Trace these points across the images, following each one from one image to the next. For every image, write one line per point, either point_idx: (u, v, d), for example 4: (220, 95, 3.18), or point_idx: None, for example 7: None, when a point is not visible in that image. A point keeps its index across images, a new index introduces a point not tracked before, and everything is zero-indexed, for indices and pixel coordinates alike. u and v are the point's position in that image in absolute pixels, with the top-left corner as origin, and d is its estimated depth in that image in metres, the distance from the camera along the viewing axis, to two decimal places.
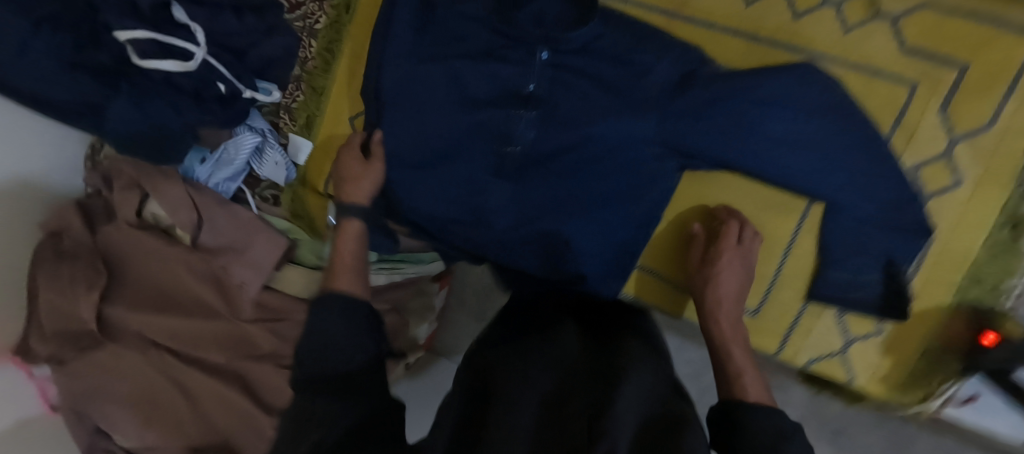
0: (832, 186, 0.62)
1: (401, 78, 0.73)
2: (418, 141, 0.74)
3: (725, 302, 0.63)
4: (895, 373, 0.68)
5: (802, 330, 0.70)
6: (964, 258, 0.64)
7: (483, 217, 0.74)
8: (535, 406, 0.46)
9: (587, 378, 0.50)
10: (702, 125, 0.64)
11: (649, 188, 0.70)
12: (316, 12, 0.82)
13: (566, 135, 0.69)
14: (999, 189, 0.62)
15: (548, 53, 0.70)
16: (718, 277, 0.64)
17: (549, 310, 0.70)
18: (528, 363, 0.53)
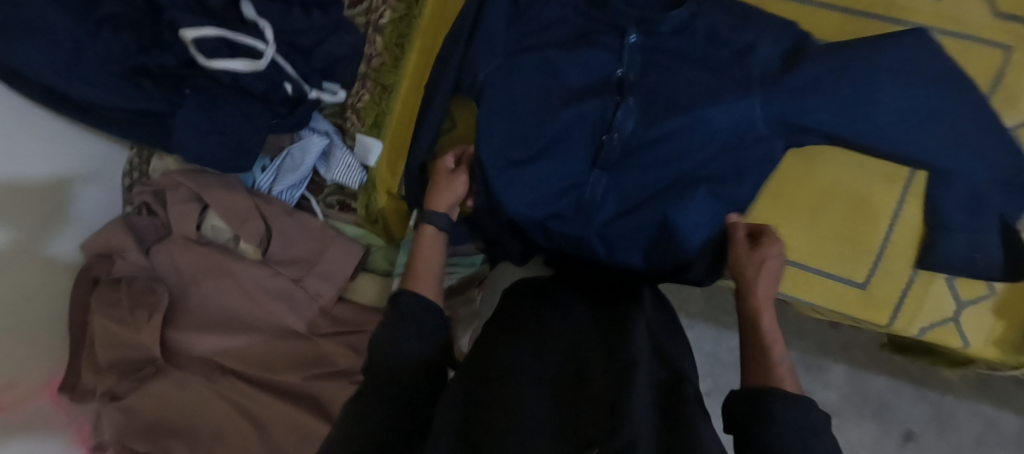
0: (947, 153, 0.62)
1: (495, 74, 0.70)
2: (512, 134, 0.70)
3: (763, 296, 0.62)
4: (1008, 335, 0.68)
5: (915, 298, 0.70)
6: None
7: (584, 208, 0.72)
8: (548, 401, 0.48)
9: (601, 365, 0.51)
10: (822, 99, 0.61)
11: (738, 178, 0.69)
12: (381, 7, 0.80)
13: (672, 119, 0.66)
14: None
15: (637, 36, 0.68)
16: (763, 265, 0.64)
17: (560, 296, 0.70)
18: (542, 361, 0.54)
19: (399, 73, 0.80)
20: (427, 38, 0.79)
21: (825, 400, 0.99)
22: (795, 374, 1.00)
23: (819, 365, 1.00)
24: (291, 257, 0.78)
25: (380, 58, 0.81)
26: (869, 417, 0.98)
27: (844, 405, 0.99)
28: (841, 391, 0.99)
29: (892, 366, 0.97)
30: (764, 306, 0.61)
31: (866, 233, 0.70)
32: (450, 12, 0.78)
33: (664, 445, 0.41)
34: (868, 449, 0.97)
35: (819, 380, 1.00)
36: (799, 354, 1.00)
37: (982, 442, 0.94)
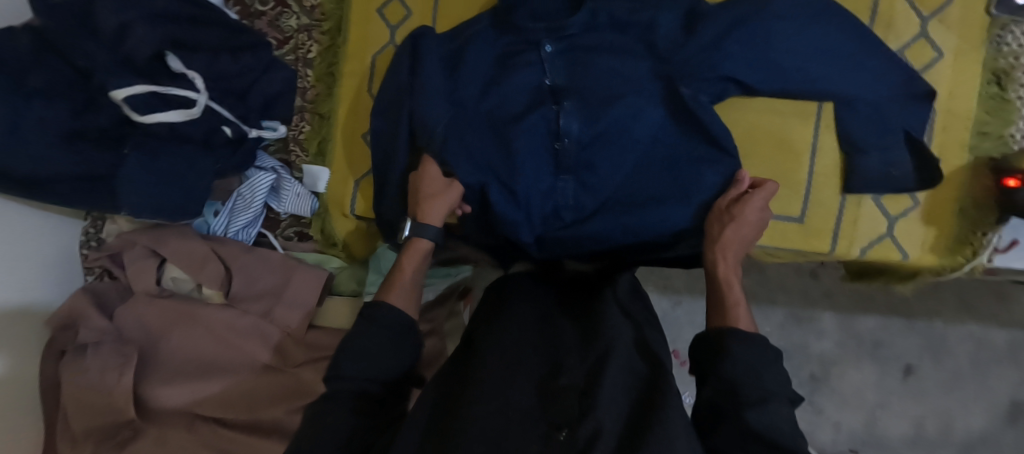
0: (841, 81, 0.68)
1: (444, 122, 0.73)
2: (465, 145, 0.73)
3: (735, 245, 0.65)
4: (941, 239, 0.72)
5: (849, 222, 0.74)
6: (966, 117, 0.70)
7: (557, 212, 0.74)
8: (531, 386, 0.51)
9: (576, 351, 0.55)
10: (723, 56, 0.68)
11: (698, 176, 0.73)
12: (307, 42, 0.84)
13: (606, 108, 0.72)
14: (975, 52, 0.69)
15: (552, 45, 0.73)
16: (742, 219, 0.66)
17: (528, 284, 0.70)
18: (516, 344, 0.57)
19: (334, 99, 0.84)
20: (356, 63, 0.83)
21: (820, 351, 1.02)
22: (786, 330, 1.03)
23: (809, 317, 1.03)
24: (260, 294, 0.80)
25: (316, 89, 0.85)
26: (865, 358, 1.01)
27: (840, 352, 1.02)
28: (835, 338, 1.02)
29: (878, 305, 1.01)
30: (721, 256, 0.64)
31: (792, 169, 0.74)
32: (374, 36, 0.82)
33: (637, 424, 0.45)
34: (872, 388, 1.00)
35: (811, 331, 1.03)
36: (786, 311, 1.03)
37: (977, 361, 0.97)
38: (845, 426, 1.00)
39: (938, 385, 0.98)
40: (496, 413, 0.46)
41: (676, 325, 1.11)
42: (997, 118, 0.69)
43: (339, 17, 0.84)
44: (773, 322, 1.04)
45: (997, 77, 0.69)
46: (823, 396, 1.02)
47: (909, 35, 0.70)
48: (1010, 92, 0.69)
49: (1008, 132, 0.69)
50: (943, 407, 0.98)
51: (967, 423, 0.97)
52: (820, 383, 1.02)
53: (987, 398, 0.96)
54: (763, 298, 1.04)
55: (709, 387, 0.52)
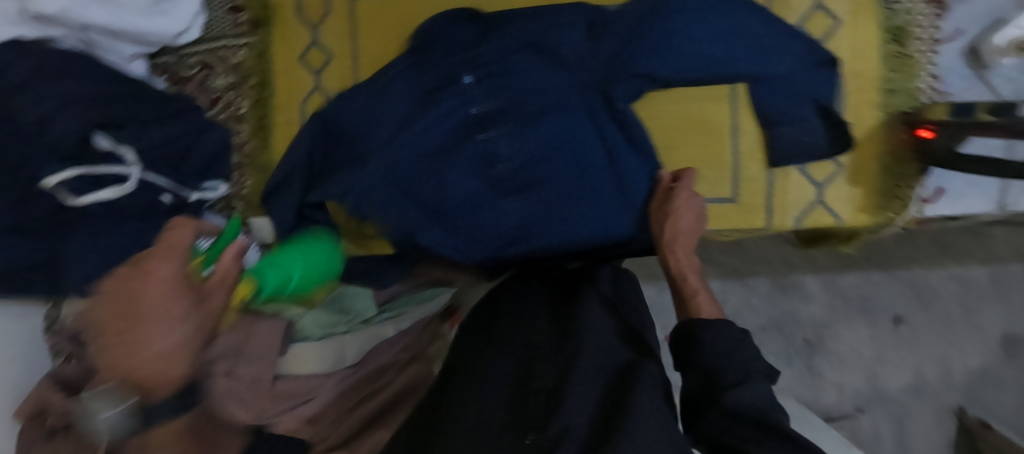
0: (745, 62, 0.69)
1: (367, 190, 0.74)
2: (403, 175, 0.76)
3: (686, 234, 0.69)
4: (869, 197, 0.74)
5: (780, 193, 0.75)
6: (874, 77, 0.72)
7: (516, 239, 0.80)
8: (504, 392, 0.52)
9: (550, 349, 0.56)
10: (630, 55, 0.71)
11: (634, 177, 0.78)
12: (236, 99, 0.86)
13: (532, 127, 0.76)
14: (871, 14, 0.72)
15: (469, 76, 0.75)
16: (678, 213, 0.71)
17: (517, 284, 0.73)
18: (495, 355, 0.58)
19: (271, 151, 0.86)
20: (285, 112, 0.85)
21: (809, 315, 1.14)
22: (775, 299, 1.14)
23: (793, 283, 1.14)
24: None
25: (250, 144, 0.86)
26: (855, 315, 1.14)
27: (829, 315, 1.15)
28: (822, 301, 1.14)
29: (859, 263, 1.13)
30: (673, 249, 0.69)
31: (718, 150, 0.76)
32: (299, 84, 0.84)
33: (603, 417, 0.47)
34: (864, 344, 1.14)
35: (798, 296, 1.15)
36: (772, 280, 1.14)
37: (961, 300, 1.12)
38: (846, 385, 1.14)
39: (927, 328, 1.12)
40: (477, 427, 0.48)
41: (664, 311, 1.12)
42: (904, 74, 0.72)
43: (262, 71, 0.85)
44: (761, 293, 1.15)
45: (895, 35, 0.71)
46: (821, 359, 1.14)
47: (805, 7, 0.73)
48: (911, 48, 0.71)
49: (915, 85, 0.72)
50: (939, 352, 1.12)
51: (966, 363, 1.11)
52: (815, 348, 1.15)
53: (981, 335, 1.11)
54: (745, 271, 1.14)
55: (691, 377, 0.53)
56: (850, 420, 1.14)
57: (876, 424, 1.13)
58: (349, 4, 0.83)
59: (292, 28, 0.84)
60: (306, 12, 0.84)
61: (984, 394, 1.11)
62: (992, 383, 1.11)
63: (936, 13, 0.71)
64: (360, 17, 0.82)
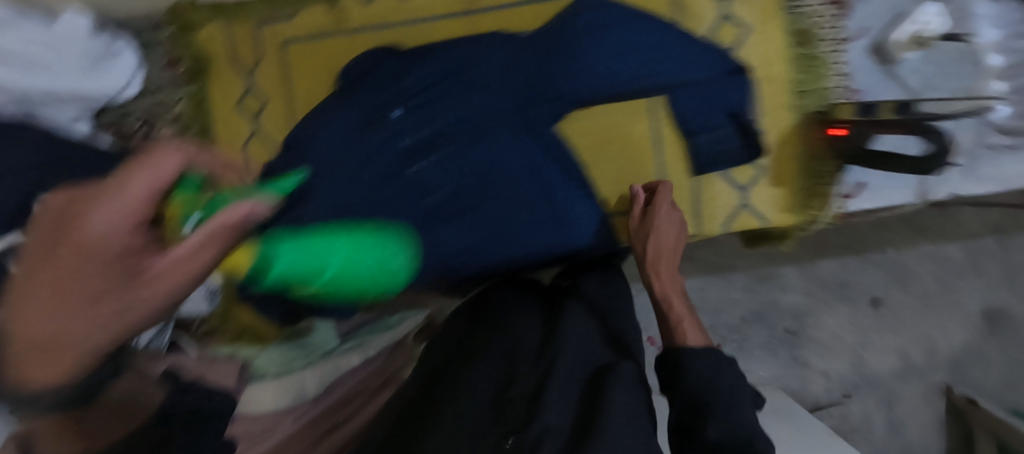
0: (657, 77, 0.72)
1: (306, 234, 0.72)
2: (337, 205, 0.62)
3: (666, 254, 0.68)
4: (792, 198, 0.75)
5: (706, 199, 0.77)
6: (783, 80, 0.74)
7: (453, 266, 0.75)
8: (483, 396, 0.49)
9: (532, 357, 0.53)
10: (546, 78, 0.73)
11: (570, 205, 0.77)
12: None
13: (475, 151, 0.72)
14: (775, 20, 0.74)
15: (400, 110, 0.70)
16: (657, 228, 0.69)
17: (499, 294, 0.70)
18: (474, 360, 0.55)
19: None
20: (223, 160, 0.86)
21: (788, 302, 1.13)
22: (753, 290, 1.13)
23: (770, 274, 1.13)
24: None
25: None
26: (834, 300, 1.13)
27: (808, 302, 1.13)
28: (800, 288, 1.13)
29: (831, 248, 1.12)
30: (659, 272, 0.67)
31: (645, 162, 0.78)
32: (235, 131, 0.87)
33: (584, 424, 0.45)
34: (846, 328, 1.13)
35: (776, 286, 1.13)
36: (749, 273, 1.13)
37: (937, 276, 1.11)
38: (833, 372, 1.13)
39: (905, 307, 1.12)
40: (460, 428, 0.45)
41: None
42: (814, 74, 0.73)
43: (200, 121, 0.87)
44: (738, 286, 1.14)
45: (800, 38, 0.73)
46: (805, 349, 1.13)
47: (711, 19, 0.75)
48: (816, 49, 0.73)
49: (826, 84, 0.73)
50: (922, 332, 1.12)
51: (948, 342, 1.12)
52: (798, 337, 1.13)
53: (963, 313, 1.11)
54: (721, 266, 1.13)
55: (677, 402, 0.51)
56: (839, 407, 1.13)
57: (867, 408, 1.13)
58: (280, 48, 0.85)
59: (227, 77, 0.87)
60: (240, 59, 0.87)
61: (970, 372, 1.11)
62: (978, 362, 1.11)
63: (836, 14, 0.72)
64: (291, 60, 0.85)
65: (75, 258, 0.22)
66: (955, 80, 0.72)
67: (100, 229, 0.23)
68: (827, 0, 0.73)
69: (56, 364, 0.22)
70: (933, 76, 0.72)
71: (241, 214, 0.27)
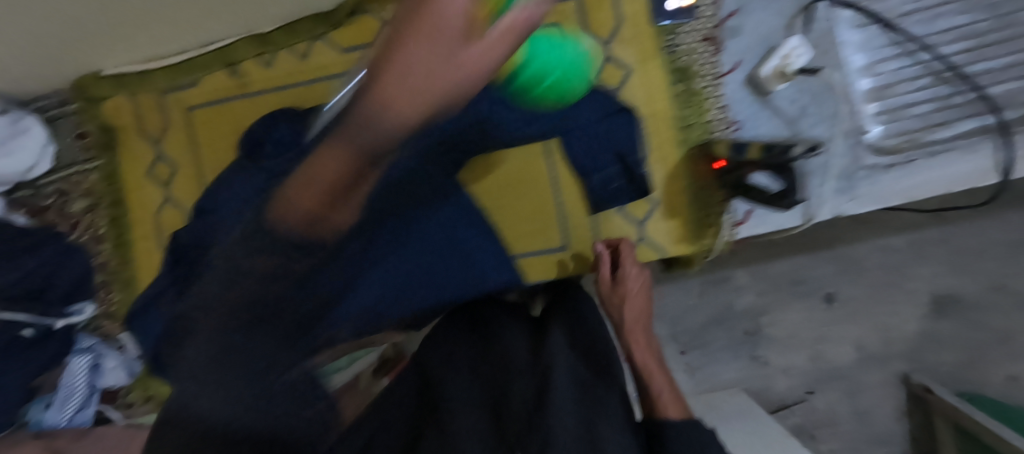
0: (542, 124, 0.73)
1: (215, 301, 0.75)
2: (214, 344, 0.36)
3: (636, 327, 0.67)
4: (686, 229, 0.77)
5: (606, 235, 0.79)
6: (667, 116, 0.77)
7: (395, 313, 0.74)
8: (476, 409, 0.46)
9: (520, 371, 0.50)
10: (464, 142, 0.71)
11: (475, 251, 0.76)
12: (95, 221, 0.89)
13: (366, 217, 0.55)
14: (655, 59, 0.76)
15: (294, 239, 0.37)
16: (629, 290, 0.70)
17: (490, 322, 0.62)
18: (465, 374, 0.52)
19: (133, 266, 0.89)
20: (142, 227, 0.89)
21: (745, 305, 1.11)
22: (707, 294, 1.11)
23: (722, 277, 1.11)
24: None
25: (111, 262, 0.89)
26: (790, 297, 1.11)
27: (765, 301, 1.11)
28: (754, 290, 1.11)
29: (782, 248, 1.10)
30: (637, 346, 0.65)
31: (544, 203, 0.80)
32: (149, 199, 0.88)
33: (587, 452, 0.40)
34: (802, 324, 1.11)
35: (730, 290, 1.11)
36: (703, 277, 1.11)
37: (885, 266, 1.09)
38: (793, 369, 1.11)
39: (856, 300, 1.10)
40: (468, 433, 0.42)
41: None
42: (694, 109, 0.76)
43: (113, 191, 0.89)
44: (694, 293, 1.12)
45: (680, 76, 0.76)
46: (763, 347, 1.11)
47: (597, 62, 0.77)
48: (696, 84, 0.76)
49: (707, 118, 0.76)
50: (877, 322, 1.10)
51: (902, 330, 1.09)
52: (755, 337, 1.11)
53: (913, 299, 1.09)
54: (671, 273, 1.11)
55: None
56: (804, 404, 1.11)
57: (831, 402, 1.11)
58: (187, 113, 0.87)
59: (135, 146, 0.88)
60: (147, 129, 0.88)
61: (927, 356, 1.09)
62: (933, 346, 1.09)
63: (712, 51, 0.75)
64: (197, 125, 0.87)
65: (427, 34, 0.20)
66: (828, 105, 0.74)
67: (522, 12, 0.21)
68: (702, 38, 0.75)
69: (482, 51, 0.21)
70: (808, 103, 0.75)
71: (525, 16, 0.21)
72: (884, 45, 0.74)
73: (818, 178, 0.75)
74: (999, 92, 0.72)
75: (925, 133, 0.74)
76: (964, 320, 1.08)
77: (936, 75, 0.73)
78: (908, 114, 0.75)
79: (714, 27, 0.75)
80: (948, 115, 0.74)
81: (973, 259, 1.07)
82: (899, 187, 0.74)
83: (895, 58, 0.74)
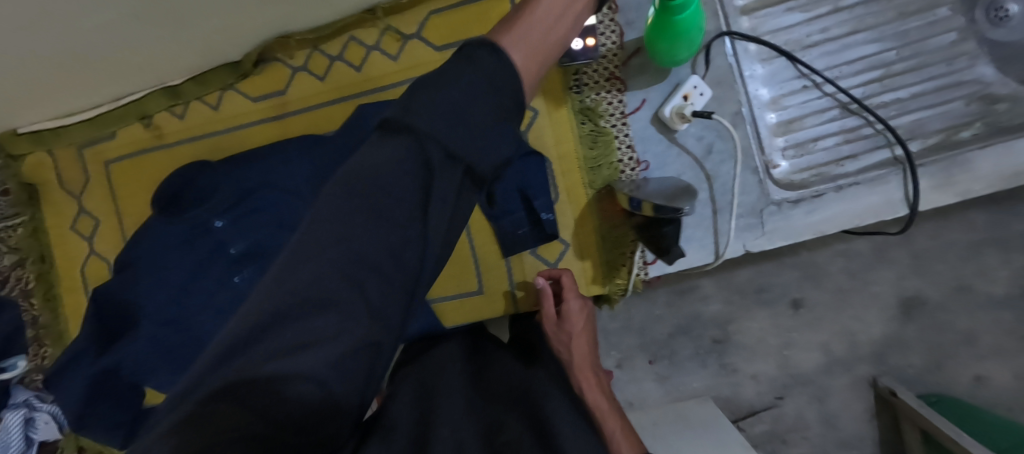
0: None
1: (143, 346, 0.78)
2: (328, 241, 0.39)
3: (585, 371, 0.65)
4: (598, 269, 0.77)
5: (521, 278, 0.79)
6: (576, 157, 0.76)
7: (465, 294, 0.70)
8: (471, 425, 0.44)
9: (512, 399, 0.51)
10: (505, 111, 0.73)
11: None
12: (22, 275, 0.89)
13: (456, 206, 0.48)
14: (562, 99, 0.76)
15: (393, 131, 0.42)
16: (574, 324, 0.69)
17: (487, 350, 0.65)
18: (458, 388, 0.51)
19: (63, 319, 0.90)
20: (70, 279, 0.89)
21: (711, 314, 0.93)
22: (674, 306, 0.93)
23: (688, 286, 0.93)
24: None
25: (41, 317, 0.89)
26: (752, 304, 0.93)
27: (730, 309, 0.94)
28: (721, 298, 0.93)
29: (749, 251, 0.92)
30: (589, 388, 0.63)
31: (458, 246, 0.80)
32: (75, 251, 0.89)
33: None
34: (772, 334, 0.93)
35: (695, 299, 0.94)
36: (667, 286, 0.94)
37: (851, 273, 0.92)
38: (763, 377, 0.93)
39: (827, 308, 0.93)
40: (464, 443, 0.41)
41: None
42: (603, 148, 0.75)
43: (39, 247, 0.89)
44: (659, 303, 0.94)
45: (588, 115, 0.75)
46: (730, 356, 0.93)
47: None
48: (604, 124, 0.75)
49: (616, 158, 0.75)
50: (841, 325, 0.93)
51: (869, 333, 0.92)
52: (723, 346, 0.93)
53: (877, 304, 0.92)
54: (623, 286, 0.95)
55: None
56: (772, 411, 0.93)
57: (799, 408, 0.93)
58: (105, 166, 0.87)
59: (59, 203, 0.89)
60: (68, 183, 0.88)
61: (894, 358, 0.92)
62: (898, 347, 0.92)
63: (618, 89, 0.75)
64: (117, 178, 0.87)
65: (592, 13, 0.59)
66: (733, 142, 0.73)
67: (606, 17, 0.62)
68: (607, 77, 0.75)
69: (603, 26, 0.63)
70: (714, 139, 0.74)
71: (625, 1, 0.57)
72: (791, 78, 0.73)
73: (724, 216, 0.74)
74: (907, 122, 0.72)
75: (834, 167, 0.74)
76: (931, 323, 0.92)
77: (844, 107, 0.72)
78: (817, 147, 0.74)
79: (617, 66, 0.74)
80: (857, 147, 0.73)
81: (934, 258, 0.91)
82: (806, 223, 0.73)
83: (803, 90, 0.73)
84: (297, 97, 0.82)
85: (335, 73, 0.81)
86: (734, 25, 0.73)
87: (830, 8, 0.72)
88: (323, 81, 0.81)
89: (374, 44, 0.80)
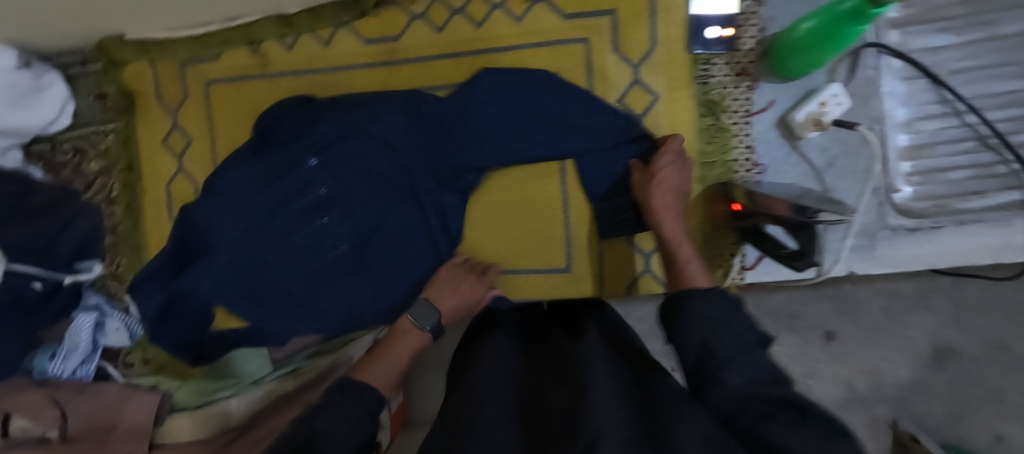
0: (556, 142, 0.73)
1: (213, 285, 0.72)
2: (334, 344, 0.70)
3: (668, 210, 0.67)
4: None
5: (609, 266, 0.79)
6: (689, 150, 0.74)
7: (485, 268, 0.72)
8: (507, 421, 0.42)
9: (551, 375, 0.47)
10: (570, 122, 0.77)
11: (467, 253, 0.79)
12: (108, 183, 0.90)
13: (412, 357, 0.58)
14: (687, 89, 0.74)
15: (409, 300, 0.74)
16: (665, 172, 0.69)
17: (524, 328, 0.64)
18: (486, 373, 0.49)
19: (140, 232, 0.90)
20: (153, 194, 0.90)
21: None
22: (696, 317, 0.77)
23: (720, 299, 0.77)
24: None
25: (121, 225, 0.90)
26: (782, 329, 0.80)
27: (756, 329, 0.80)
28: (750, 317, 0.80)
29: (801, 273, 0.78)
30: (674, 228, 0.66)
31: (549, 225, 0.79)
32: (163, 168, 0.89)
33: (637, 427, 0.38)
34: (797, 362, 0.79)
35: None
36: None
37: (890, 315, 0.78)
38: None
39: (865, 349, 0.78)
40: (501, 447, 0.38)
41: None
42: (720, 145, 0.74)
43: (128, 157, 0.90)
44: None
45: (710, 108, 0.74)
46: None
47: (623, 85, 0.75)
48: (724, 119, 0.73)
49: (733, 156, 0.74)
50: (869, 364, 0.78)
51: (895, 378, 0.78)
52: None
53: (911, 349, 0.77)
54: None
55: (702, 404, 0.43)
56: None
57: None
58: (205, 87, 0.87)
59: (155, 116, 0.89)
60: (165, 99, 0.88)
61: (918, 404, 0.78)
62: (921, 393, 0.77)
63: (747, 87, 0.73)
64: (214, 100, 0.86)
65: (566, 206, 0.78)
66: (864, 159, 0.71)
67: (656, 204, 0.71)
68: (732, 72, 0.73)
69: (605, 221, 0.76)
70: (838, 155, 0.72)
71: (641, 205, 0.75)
72: (930, 102, 0.70)
73: (838, 233, 0.72)
74: None
75: (958, 200, 0.71)
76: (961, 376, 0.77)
77: (981, 140, 0.69)
78: (944, 178, 0.71)
79: (750, 62, 0.72)
80: (987, 184, 0.70)
81: (978, 312, 0.76)
82: (918, 254, 0.72)
83: (941, 116, 0.70)
84: (412, 44, 0.80)
85: (454, 27, 0.79)
86: (881, 38, 0.71)
87: (984, 35, 0.68)
88: (438, 32, 0.80)
89: (500, 3, 0.78)
